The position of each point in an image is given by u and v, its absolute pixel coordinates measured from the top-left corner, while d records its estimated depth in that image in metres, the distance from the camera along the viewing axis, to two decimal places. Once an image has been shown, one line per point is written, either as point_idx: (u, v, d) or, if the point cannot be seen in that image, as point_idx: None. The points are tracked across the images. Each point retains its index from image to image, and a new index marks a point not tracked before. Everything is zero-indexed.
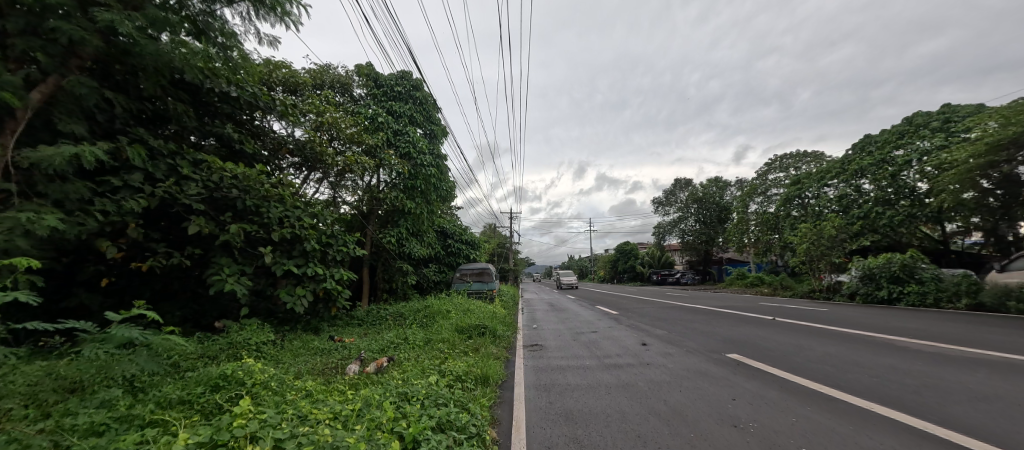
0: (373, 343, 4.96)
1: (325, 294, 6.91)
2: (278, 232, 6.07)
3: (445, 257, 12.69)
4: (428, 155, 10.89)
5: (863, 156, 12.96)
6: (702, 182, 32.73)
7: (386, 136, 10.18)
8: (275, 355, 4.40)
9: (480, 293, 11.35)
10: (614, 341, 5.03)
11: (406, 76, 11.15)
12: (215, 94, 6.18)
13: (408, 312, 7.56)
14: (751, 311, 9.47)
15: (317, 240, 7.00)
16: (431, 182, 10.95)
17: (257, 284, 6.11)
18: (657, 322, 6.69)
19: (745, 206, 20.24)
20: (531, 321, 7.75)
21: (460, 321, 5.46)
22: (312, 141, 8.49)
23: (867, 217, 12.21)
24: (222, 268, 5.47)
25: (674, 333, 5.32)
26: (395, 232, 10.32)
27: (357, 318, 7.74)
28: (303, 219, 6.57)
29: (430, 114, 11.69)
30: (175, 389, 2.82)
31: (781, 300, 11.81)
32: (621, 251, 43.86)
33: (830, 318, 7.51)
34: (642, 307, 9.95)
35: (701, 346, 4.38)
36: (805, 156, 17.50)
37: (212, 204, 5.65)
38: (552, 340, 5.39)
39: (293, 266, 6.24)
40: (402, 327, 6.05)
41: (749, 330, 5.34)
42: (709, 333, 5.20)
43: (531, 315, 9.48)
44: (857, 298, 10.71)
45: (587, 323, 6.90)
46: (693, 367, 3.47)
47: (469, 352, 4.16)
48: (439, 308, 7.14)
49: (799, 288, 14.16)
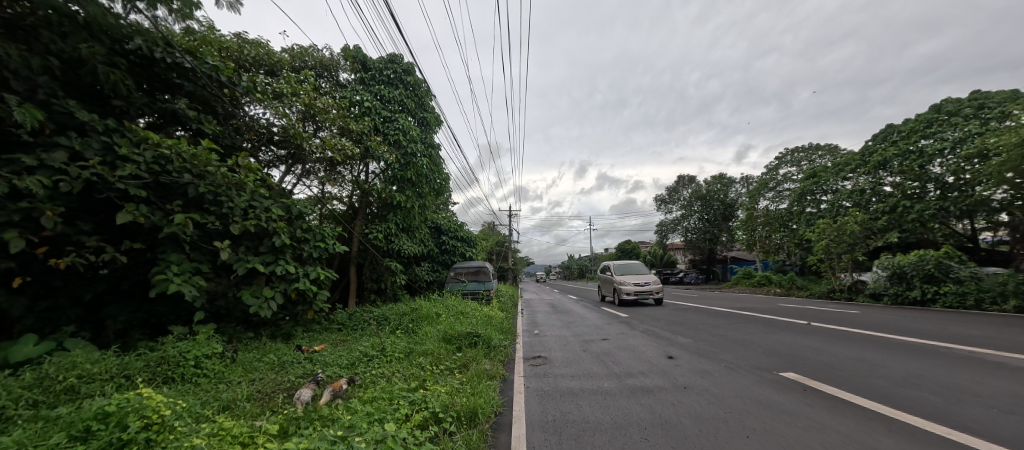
0: (341, 356, 4.14)
1: (296, 295, 6.10)
2: (239, 225, 5.25)
3: (439, 256, 11.82)
4: (420, 144, 10.09)
5: (885, 146, 12.17)
6: (707, 179, 31.85)
7: (374, 123, 9.35)
8: (217, 375, 3.62)
9: (476, 293, 10.51)
10: (631, 352, 4.21)
11: (396, 59, 10.31)
12: (167, 66, 5.34)
13: (394, 315, 6.75)
14: (772, 313, 8.68)
15: (290, 235, 6.19)
16: (423, 173, 10.14)
17: (215, 285, 5.31)
18: (675, 327, 5.90)
19: (755, 203, 19.40)
20: (532, 325, 6.93)
21: (448, 328, 4.65)
22: (289, 126, 7.64)
23: (893, 212, 11.35)
24: (170, 266, 4.68)
25: (698, 342, 4.53)
26: (383, 226, 9.47)
27: (337, 322, 6.92)
28: (271, 211, 5.76)
29: (424, 102, 10.86)
30: (30, 436, 2.00)
31: (799, 301, 11.00)
32: (623, 251, 42.99)
33: (863, 321, 6.76)
34: (652, 309, 9.12)
35: (739, 360, 3.60)
36: (820, 148, 16.68)
37: (158, 190, 4.84)
38: (556, 351, 4.55)
39: (258, 264, 5.45)
40: (382, 335, 5.28)
41: (784, 338, 4.58)
42: (741, 342, 4.41)
43: (531, 318, 8.65)
44: (884, 298, 9.94)
45: (595, 328, 6.07)
46: (741, 395, 2.67)
47: (454, 371, 3.32)
48: (428, 311, 6.33)
49: (814, 288, 13.37)
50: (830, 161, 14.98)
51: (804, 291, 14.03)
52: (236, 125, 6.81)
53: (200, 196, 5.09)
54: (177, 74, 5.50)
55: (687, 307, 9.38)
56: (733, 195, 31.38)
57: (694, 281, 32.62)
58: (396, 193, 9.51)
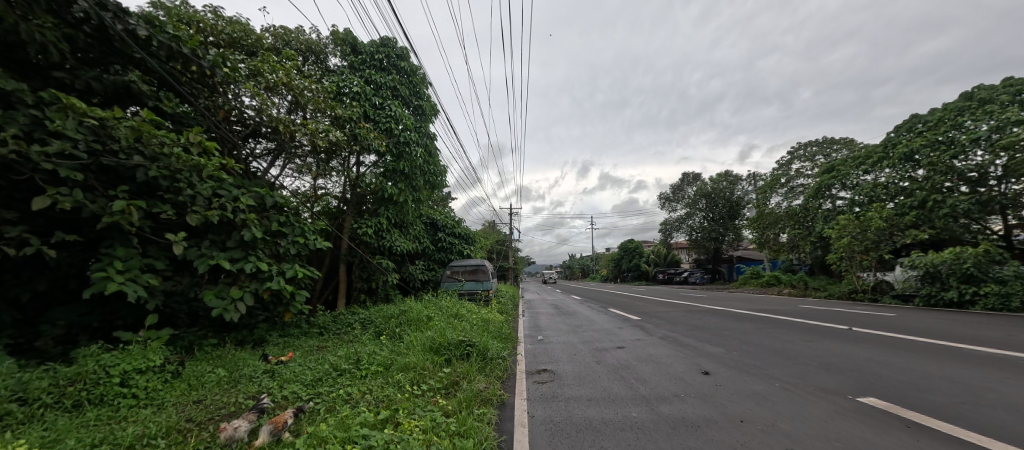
0: (307, 369, 3.46)
1: (270, 296, 5.43)
2: (199, 215, 4.57)
3: (436, 254, 11.05)
4: (414, 133, 9.36)
5: (911, 137, 11.40)
6: (712, 176, 31.06)
7: (363, 109, 8.63)
8: (149, 396, 2.94)
9: (474, 293, 9.84)
10: (656, 365, 3.50)
11: (389, 42, 9.59)
12: (121, 36, 4.65)
13: (380, 318, 6.04)
14: (796, 315, 7.98)
15: (262, 228, 5.50)
16: (417, 165, 9.41)
17: (172, 284, 4.63)
18: (698, 332, 5.20)
19: (766, 200, 18.62)
20: (535, 329, 6.24)
21: (437, 335, 3.94)
22: (268, 110, 6.91)
23: (923, 207, 10.45)
24: (113, 262, 4.00)
25: (735, 353, 3.84)
26: (374, 221, 8.70)
27: (318, 325, 6.21)
28: (240, 201, 5.08)
29: (419, 89, 10.15)
30: None
31: (822, 303, 10.28)
32: (626, 250, 42.15)
33: (901, 324, 6.09)
34: (666, 311, 8.39)
35: (794, 378, 2.91)
36: (835, 142, 15.93)
37: (101, 174, 4.16)
38: (564, 362, 3.82)
39: (223, 261, 4.78)
40: (363, 342, 4.61)
41: (833, 348, 3.92)
42: (784, 353, 3.73)
43: (533, 321, 7.95)
44: (914, 300, 9.23)
45: (608, 334, 5.35)
46: (826, 436, 1.97)
47: (437, 396, 2.60)
48: (419, 313, 5.64)
49: (833, 289, 12.62)
50: (848, 155, 14.23)
51: (822, 291, 13.28)
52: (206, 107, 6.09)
53: (152, 182, 4.41)
54: (134, 47, 4.83)
55: (703, 308, 8.66)
56: (738, 192, 30.56)
57: (700, 281, 31.85)
58: (389, 186, 8.79)
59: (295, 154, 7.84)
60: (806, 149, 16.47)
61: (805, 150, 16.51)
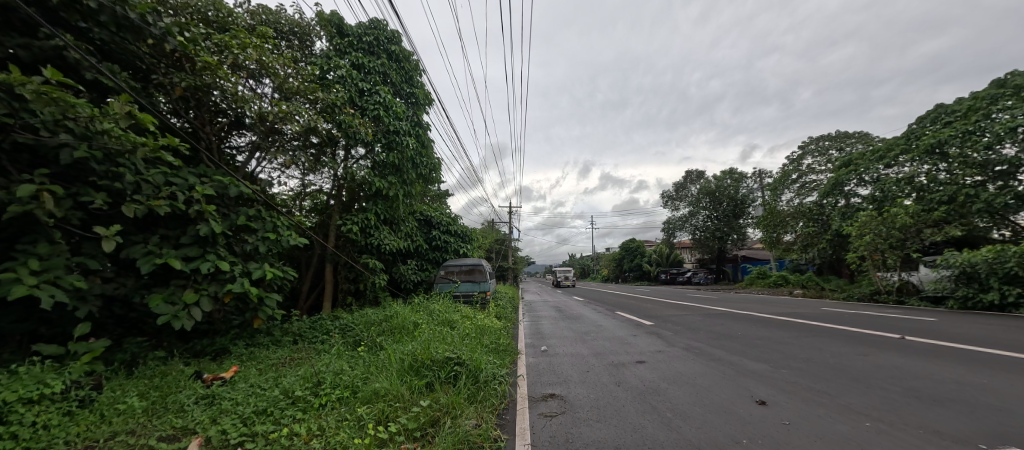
0: (255, 396, 2.76)
1: (234, 300, 4.76)
2: (141, 206, 3.87)
3: (430, 253, 10.30)
4: (405, 122, 8.63)
5: (936, 129, 10.68)
6: (715, 174, 30.38)
7: (349, 95, 7.91)
8: (33, 436, 2.21)
9: (469, 295, 9.21)
10: (692, 389, 2.78)
11: (379, 25, 8.86)
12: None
13: (361, 325, 5.33)
14: (823, 319, 7.28)
15: (225, 222, 4.81)
16: (409, 157, 8.71)
17: (113, 287, 3.96)
18: (726, 342, 4.51)
19: (776, 196, 17.90)
20: (536, 336, 5.56)
21: (420, 349, 3.24)
22: (246, 98, 6.16)
23: (953, 202, 9.74)
24: (27, 260, 3.28)
25: (786, 372, 3.12)
26: (360, 217, 7.93)
27: (292, 332, 5.51)
28: (196, 190, 4.39)
29: (411, 76, 9.42)
30: None
31: (844, 305, 9.56)
32: (627, 249, 41.46)
33: (951, 331, 5.39)
34: (680, 315, 7.67)
35: (885, 414, 2.21)
36: (850, 136, 15.24)
37: (16, 154, 3.45)
38: (575, 382, 3.10)
39: (172, 260, 4.10)
40: (337, 356, 3.93)
41: (905, 366, 3.21)
42: (849, 373, 3.01)
43: (535, 325, 7.25)
44: (947, 302, 8.50)
45: (622, 343, 4.65)
46: None
47: (407, 446, 1.89)
48: (405, 319, 4.94)
49: (852, 290, 11.91)
50: (865, 148, 13.52)
51: (839, 292, 12.55)
52: (169, 88, 5.37)
53: (84, 165, 3.70)
54: (78, 15, 4.09)
55: (720, 311, 7.96)
56: (743, 190, 29.78)
57: (704, 281, 31.10)
58: (378, 179, 8.08)
59: (275, 143, 7.09)
60: (819, 144, 15.76)
61: (817, 144, 15.81)
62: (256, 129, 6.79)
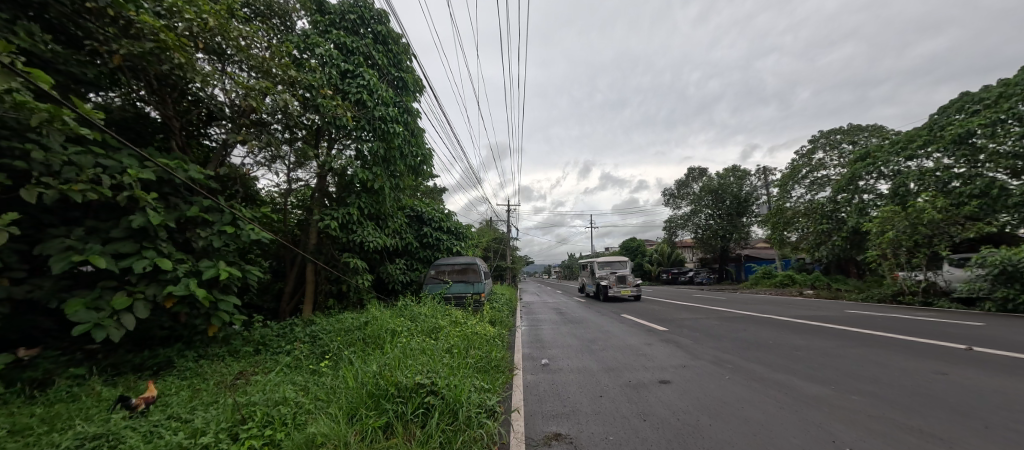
0: (155, 441, 2.04)
1: (180, 304, 4.05)
2: (52, 191, 3.16)
3: (420, 251, 9.56)
4: (392, 108, 7.91)
5: (963, 118, 10.00)
6: (719, 172, 29.68)
7: (330, 76, 7.18)
8: None
9: (462, 297, 8.50)
10: (745, 429, 2.06)
11: (364, 2, 8.10)
12: None
13: (332, 332, 4.65)
14: (850, 322, 6.62)
15: (171, 213, 4.10)
16: (397, 146, 7.99)
17: (23, 290, 3.28)
18: (757, 353, 3.83)
19: (785, 193, 17.20)
20: (535, 344, 4.88)
21: (388, 370, 2.52)
22: (214, 79, 5.33)
23: (985, 195, 9.05)
24: None
25: (858, 400, 2.43)
26: (341, 212, 7.20)
27: (254, 340, 4.81)
28: (130, 174, 3.68)
29: (399, 60, 8.70)
30: None
31: (867, 307, 8.88)
32: (628, 249, 40.75)
33: (1007, 338, 4.72)
34: (692, 319, 6.97)
35: None
36: (864, 129, 14.56)
37: None
38: (586, 415, 2.38)
39: (96, 257, 3.39)
40: (295, 377, 3.23)
41: (1005, 392, 2.51)
42: (941, 405, 2.31)
43: (534, 331, 6.55)
44: (982, 304, 7.85)
45: (636, 355, 3.94)
46: None
47: None
48: (382, 326, 4.24)
49: (871, 291, 11.24)
50: (883, 141, 12.82)
51: (857, 293, 11.87)
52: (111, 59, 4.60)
53: None
54: None
55: (736, 314, 7.28)
56: (747, 188, 29.10)
57: (706, 281, 30.48)
58: (362, 170, 7.37)
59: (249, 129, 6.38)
60: (831, 138, 15.08)
61: (829, 138, 15.15)
62: (226, 113, 6.01)
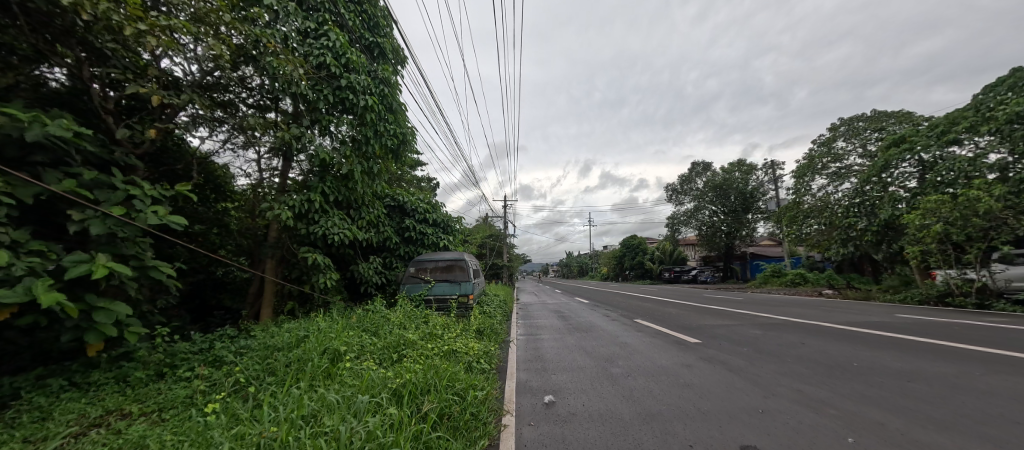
0: None
1: (28, 316, 2.82)
2: None
3: (401, 247, 8.37)
4: (365, 78, 6.70)
5: (1015, 97, 8.91)
6: (724, 166, 28.67)
7: (286, 33, 5.93)
8: None
9: (446, 300, 7.29)
10: None
11: None
12: None
13: (258, 348, 3.45)
14: (913, 330, 5.47)
15: (22, 187, 2.88)
16: (371, 122, 6.75)
17: None
18: (858, 388, 2.64)
19: (802, 185, 16.06)
20: (533, 366, 3.70)
21: None
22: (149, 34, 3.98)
23: None
24: None
25: None
26: (297, 199, 5.94)
27: (161, 362, 3.61)
28: None
29: (376, 24, 7.49)
30: None
31: (911, 310, 7.79)
32: (627, 246, 39.71)
33: None
34: (722, 327, 5.78)
35: None
36: (889, 116, 13.48)
37: None
38: None
39: None
40: (153, 438, 2.02)
41: None
42: None
43: (534, 343, 5.38)
44: None
45: (680, 389, 2.74)
46: None
47: None
48: (319, 345, 3.03)
49: (907, 292, 10.18)
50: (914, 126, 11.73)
51: (891, 294, 10.76)
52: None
53: None
54: None
55: (774, 321, 6.11)
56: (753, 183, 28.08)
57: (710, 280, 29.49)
58: (326, 151, 6.10)
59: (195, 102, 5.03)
60: (854, 125, 13.96)
61: (851, 125, 14.05)
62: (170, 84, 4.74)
